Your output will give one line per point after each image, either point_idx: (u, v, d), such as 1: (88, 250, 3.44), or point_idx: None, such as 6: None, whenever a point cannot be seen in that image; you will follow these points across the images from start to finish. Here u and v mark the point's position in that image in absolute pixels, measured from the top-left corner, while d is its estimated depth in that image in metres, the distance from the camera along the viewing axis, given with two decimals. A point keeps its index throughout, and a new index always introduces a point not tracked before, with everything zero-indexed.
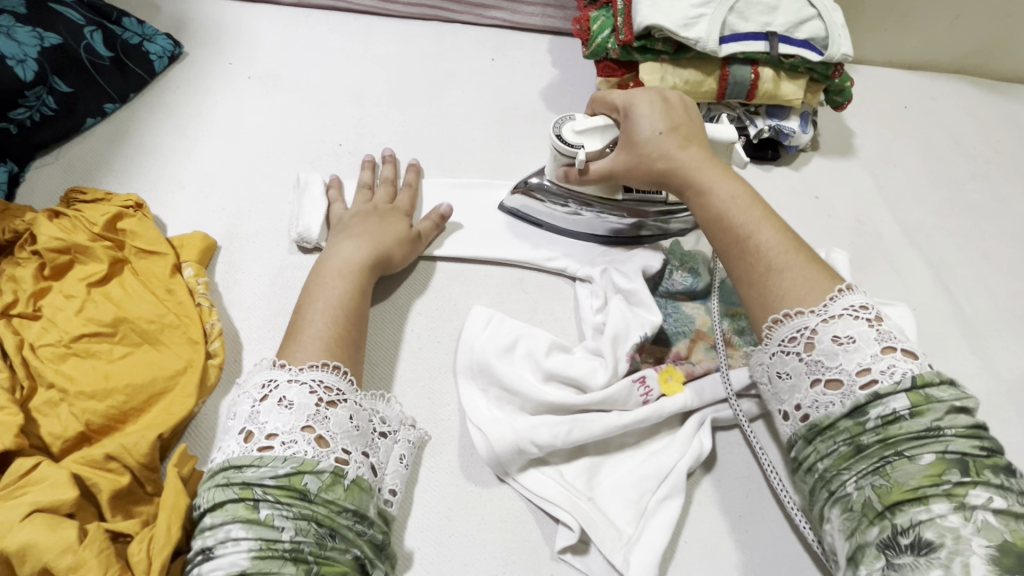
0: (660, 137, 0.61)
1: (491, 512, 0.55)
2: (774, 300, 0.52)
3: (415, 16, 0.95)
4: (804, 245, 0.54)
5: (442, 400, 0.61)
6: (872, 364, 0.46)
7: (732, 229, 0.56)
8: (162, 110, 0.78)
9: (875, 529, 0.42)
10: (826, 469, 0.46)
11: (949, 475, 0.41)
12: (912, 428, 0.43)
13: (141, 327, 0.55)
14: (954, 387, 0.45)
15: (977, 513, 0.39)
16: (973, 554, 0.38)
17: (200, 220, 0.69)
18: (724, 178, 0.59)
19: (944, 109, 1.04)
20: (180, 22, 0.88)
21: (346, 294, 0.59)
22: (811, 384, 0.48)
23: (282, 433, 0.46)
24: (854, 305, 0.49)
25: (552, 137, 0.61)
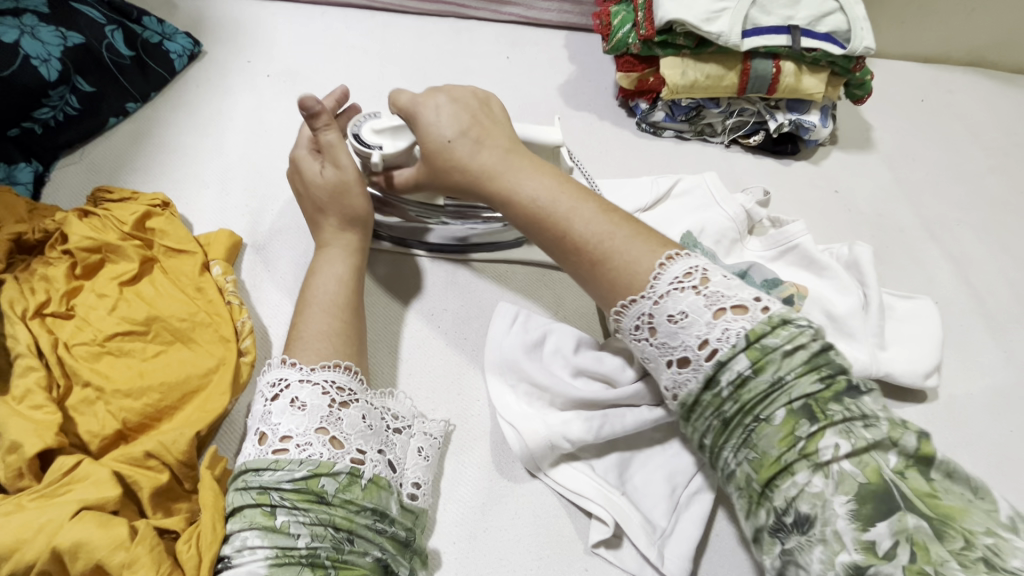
0: (450, 146, 0.56)
1: (524, 506, 0.55)
2: (609, 291, 0.51)
3: (431, 13, 0.95)
4: (623, 215, 0.53)
5: (471, 396, 0.62)
6: (708, 335, 0.44)
7: (555, 227, 0.53)
8: (183, 108, 0.78)
9: (764, 511, 0.42)
10: (711, 445, 0.46)
11: (800, 430, 0.41)
12: (759, 388, 0.42)
13: (174, 325, 0.55)
14: (790, 326, 0.44)
15: (833, 467, 0.39)
16: (838, 518, 0.38)
17: (225, 218, 0.70)
18: (531, 173, 0.55)
19: (961, 102, 1.03)
20: (198, 21, 0.88)
21: (332, 289, 0.58)
22: (667, 365, 0.47)
23: (296, 435, 0.46)
24: (677, 277, 0.47)
25: (393, 134, 0.60)
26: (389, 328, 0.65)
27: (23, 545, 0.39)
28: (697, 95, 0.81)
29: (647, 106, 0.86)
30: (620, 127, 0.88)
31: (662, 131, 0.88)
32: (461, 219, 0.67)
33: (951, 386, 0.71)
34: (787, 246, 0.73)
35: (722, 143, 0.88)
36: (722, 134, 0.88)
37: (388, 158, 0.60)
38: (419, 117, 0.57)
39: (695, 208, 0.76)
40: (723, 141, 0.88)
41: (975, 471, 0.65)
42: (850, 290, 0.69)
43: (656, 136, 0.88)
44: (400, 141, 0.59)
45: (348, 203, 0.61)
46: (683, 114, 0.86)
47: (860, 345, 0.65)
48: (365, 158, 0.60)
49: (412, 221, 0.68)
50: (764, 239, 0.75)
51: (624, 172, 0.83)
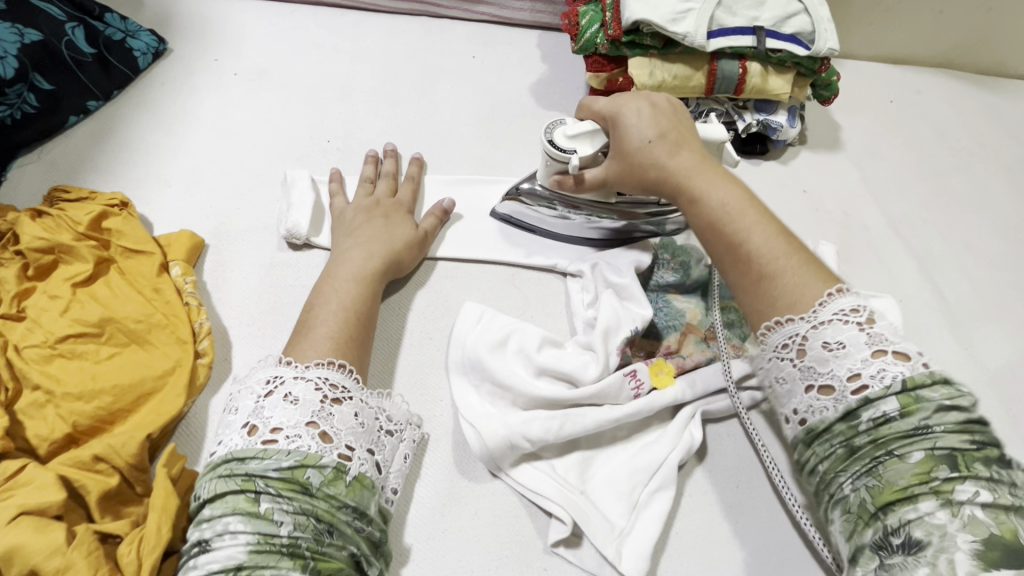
0: (648, 146, 0.59)
1: (485, 506, 0.55)
2: (765, 307, 0.50)
3: (402, 12, 0.95)
4: (799, 242, 0.53)
5: (434, 396, 0.62)
6: (862, 369, 0.44)
7: (730, 234, 0.53)
8: (147, 107, 0.77)
9: (869, 530, 0.40)
10: (824, 471, 0.44)
11: (938, 472, 0.39)
12: (903, 428, 0.41)
13: (129, 327, 0.55)
14: (950, 384, 0.42)
15: (964, 508, 0.38)
16: (959, 550, 0.37)
17: (187, 218, 0.69)
18: (719, 181, 0.56)
19: (929, 103, 1.05)
20: (163, 18, 0.87)
21: (353, 295, 0.59)
22: (806, 389, 0.46)
23: (287, 427, 0.46)
24: (845, 310, 0.46)
25: (590, 138, 0.63)
26: None
27: None
28: (665, 96, 0.81)
29: None
30: None
31: None
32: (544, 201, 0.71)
33: None
34: None
35: None
36: None
37: (583, 161, 0.63)
38: (619, 118, 0.61)
39: None
40: None
41: None
42: None
43: None
44: (597, 143, 0.63)
45: (408, 255, 0.66)
46: None
47: None
48: (563, 163, 0.63)
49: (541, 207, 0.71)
50: None
51: None
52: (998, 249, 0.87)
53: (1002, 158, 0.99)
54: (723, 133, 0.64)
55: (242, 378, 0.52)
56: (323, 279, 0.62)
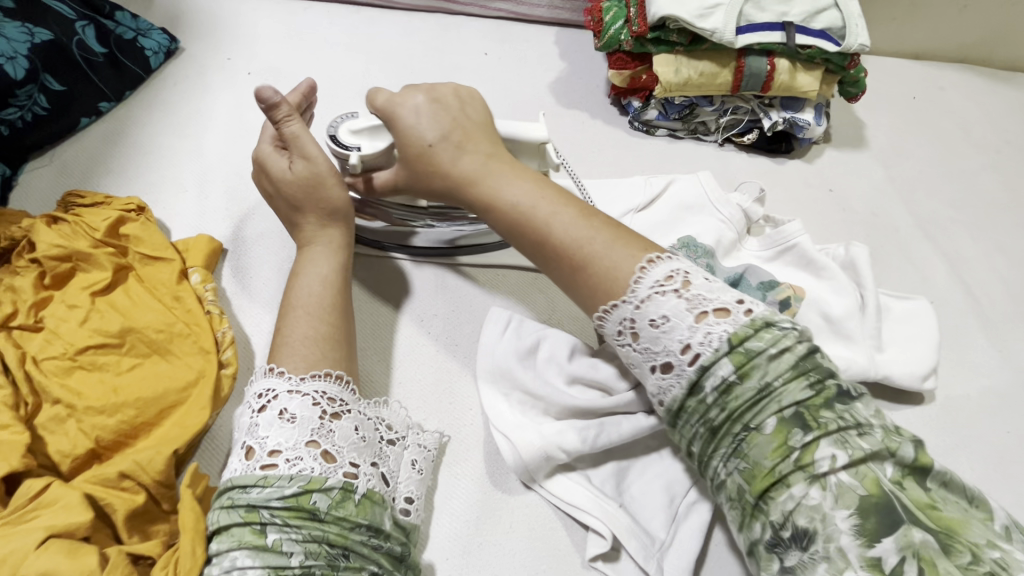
0: (431, 149, 0.55)
1: (518, 520, 0.54)
2: (593, 297, 0.49)
3: (418, 8, 0.93)
4: (605, 221, 0.51)
5: (463, 405, 0.60)
6: (691, 339, 0.43)
7: (534, 231, 0.51)
8: (160, 108, 0.75)
9: (757, 525, 0.41)
10: (699, 454, 0.45)
11: (794, 440, 0.40)
12: (746, 394, 0.41)
13: (150, 337, 0.53)
14: (772, 329, 0.43)
15: (829, 478, 0.38)
16: (841, 534, 0.37)
17: (204, 223, 0.67)
18: (511, 178, 0.54)
19: (952, 99, 1.03)
20: (175, 16, 0.85)
21: (317, 291, 0.55)
22: (651, 371, 0.46)
23: (286, 449, 0.44)
24: (659, 280, 0.46)
25: (372, 135, 0.59)
26: (377, 335, 0.63)
27: None
28: (690, 94, 0.80)
29: (639, 104, 0.85)
30: (612, 126, 0.86)
31: (654, 130, 0.86)
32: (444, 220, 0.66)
33: (947, 387, 0.70)
34: (784, 246, 0.72)
35: (716, 142, 0.87)
36: (716, 133, 0.86)
37: (367, 159, 0.59)
38: (397, 118, 0.56)
39: (690, 209, 0.75)
40: (717, 140, 0.86)
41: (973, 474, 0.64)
42: (845, 289, 0.68)
43: (649, 135, 0.86)
44: (378, 141, 0.59)
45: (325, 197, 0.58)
46: (676, 113, 0.84)
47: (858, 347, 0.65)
48: (345, 160, 0.60)
49: (398, 224, 0.67)
50: (761, 239, 0.74)
51: (616, 172, 0.82)
52: None
53: None
54: (542, 133, 0.60)
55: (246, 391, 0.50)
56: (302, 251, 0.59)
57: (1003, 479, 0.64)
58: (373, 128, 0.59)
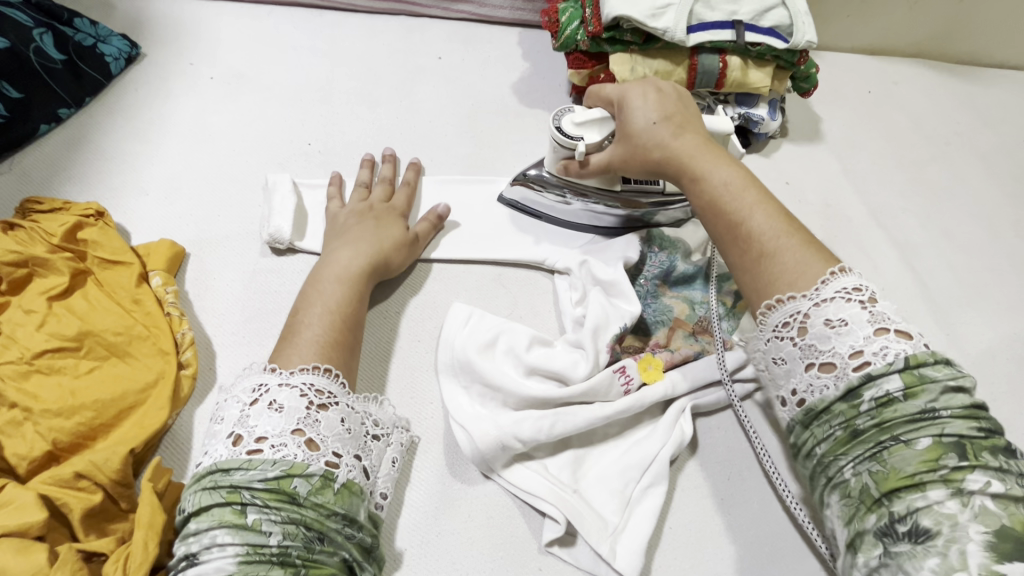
0: (653, 127, 0.59)
1: (477, 509, 0.55)
2: (765, 286, 0.49)
3: (381, 11, 0.94)
4: (802, 227, 0.52)
5: (425, 399, 0.61)
6: (864, 346, 0.43)
7: (729, 213, 0.53)
8: (121, 114, 0.76)
9: (873, 516, 0.40)
10: (824, 454, 0.44)
11: (946, 460, 0.38)
12: (907, 411, 0.41)
13: (108, 340, 0.54)
14: (953, 367, 0.42)
15: (975, 498, 0.37)
16: (970, 541, 0.36)
17: (166, 227, 0.67)
18: (718, 162, 0.57)
19: (906, 93, 1.07)
20: (136, 22, 0.85)
21: (332, 295, 0.59)
22: (806, 368, 0.46)
23: (272, 436, 0.45)
24: (847, 288, 0.46)
25: (596, 125, 0.63)
26: None
27: None
28: None
29: None
30: None
31: None
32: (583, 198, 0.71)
33: None
34: None
35: None
36: None
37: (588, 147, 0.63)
38: (626, 103, 0.62)
39: None
40: None
41: None
42: None
43: None
44: (605, 131, 0.63)
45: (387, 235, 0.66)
46: None
47: None
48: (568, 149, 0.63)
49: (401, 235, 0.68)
50: None
51: None
52: (976, 237, 0.89)
53: (978, 147, 1.01)
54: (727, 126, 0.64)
55: (229, 385, 0.51)
56: (314, 279, 0.61)
57: None
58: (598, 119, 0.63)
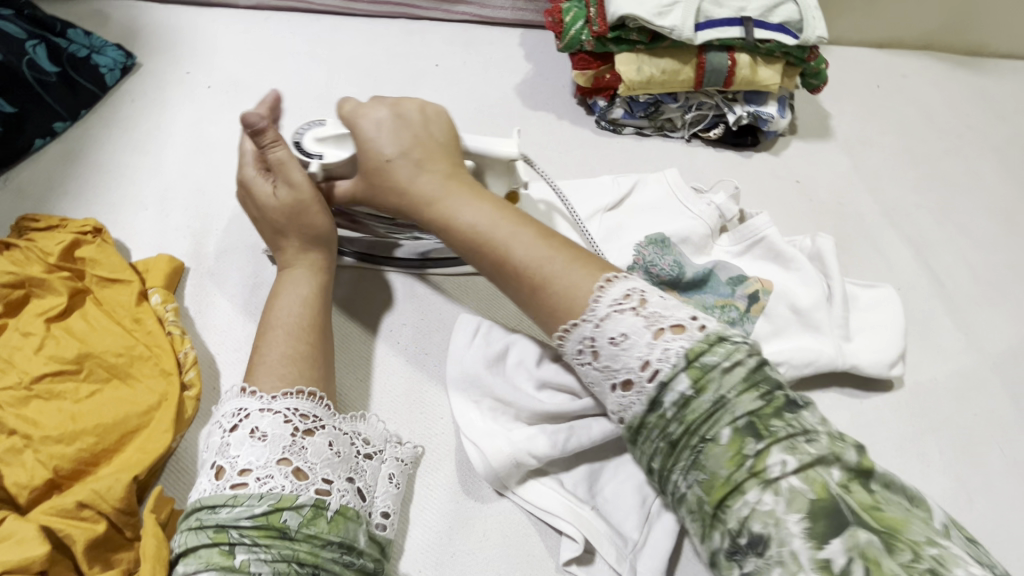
0: (392, 164, 0.54)
1: (492, 528, 0.54)
2: (551, 318, 0.48)
3: (380, 14, 0.92)
4: (563, 241, 0.51)
5: (435, 414, 0.60)
6: (650, 356, 0.42)
7: (491, 252, 0.51)
8: (118, 126, 0.74)
9: (717, 534, 0.38)
10: (659, 469, 0.42)
11: (748, 448, 0.37)
12: (703, 407, 0.39)
13: (109, 361, 0.52)
14: (725, 341, 0.41)
15: (783, 483, 0.36)
16: (794, 537, 0.34)
17: (166, 242, 0.66)
18: (470, 199, 0.53)
19: (915, 86, 1.05)
20: (131, 31, 0.83)
21: (297, 311, 0.55)
22: (611, 389, 0.44)
23: (257, 467, 0.43)
24: (618, 298, 0.44)
25: (336, 143, 0.58)
26: (347, 347, 0.63)
27: None
28: (654, 91, 0.80)
29: (605, 103, 0.85)
30: (579, 126, 0.87)
31: (622, 129, 0.87)
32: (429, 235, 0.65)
33: (915, 373, 0.71)
34: (753, 240, 0.72)
35: (683, 138, 0.87)
36: (682, 130, 0.87)
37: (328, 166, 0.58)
38: (358, 131, 0.55)
39: (659, 208, 0.76)
40: (684, 135, 0.87)
41: (942, 458, 0.65)
42: (812, 280, 0.69)
43: (616, 134, 0.87)
44: (344, 150, 0.58)
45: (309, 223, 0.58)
46: (642, 111, 0.85)
47: (826, 338, 0.65)
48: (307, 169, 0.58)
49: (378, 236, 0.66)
50: (730, 235, 0.74)
51: (585, 172, 0.82)
52: (991, 233, 0.87)
53: (990, 140, 0.99)
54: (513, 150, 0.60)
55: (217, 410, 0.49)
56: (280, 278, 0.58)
57: (971, 461, 0.65)
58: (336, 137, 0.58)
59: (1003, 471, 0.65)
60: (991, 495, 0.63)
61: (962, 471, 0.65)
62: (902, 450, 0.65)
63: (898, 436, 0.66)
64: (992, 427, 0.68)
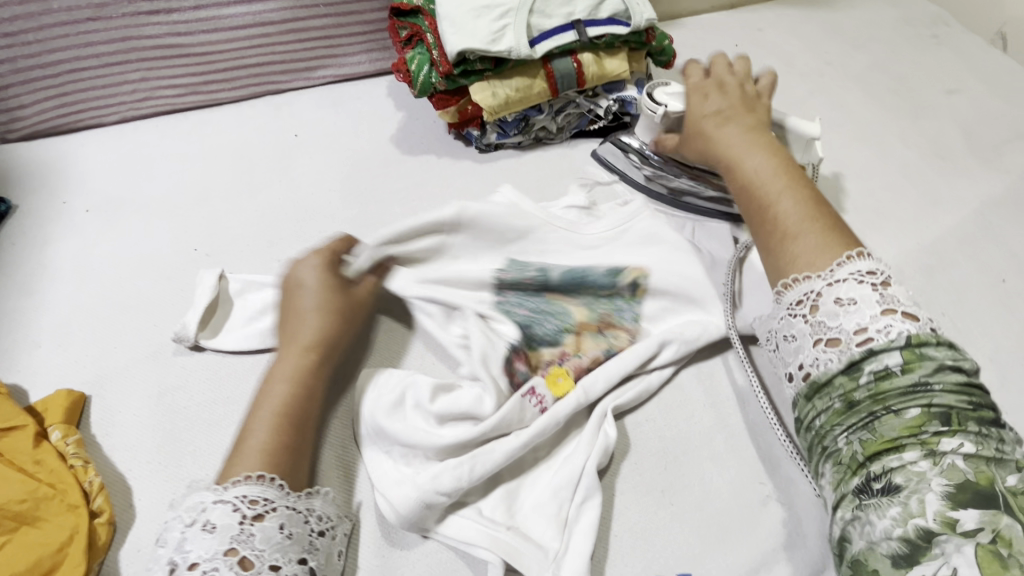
0: (711, 117, 0.70)
1: (422, 571, 0.55)
2: (789, 264, 0.55)
3: (245, 97, 0.95)
4: (842, 232, 0.55)
5: (351, 475, 0.60)
6: (868, 323, 0.48)
7: (760, 199, 0.60)
8: (2, 272, 0.75)
9: (856, 477, 0.45)
10: (823, 423, 0.48)
11: (929, 426, 0.43)
12: (903, 383, 0.45)
13: (14, 510, 0.53)
14: (953, 349, 0.47)
15: (946, 458, 0.42)
16: (930, 492, 0.41)
17: (63, 375, 0.66)
18: (763, 156, 0.64)
19: (772, 37, 1.09)
20: (2, 175, 0.85)
21: (270, 411, 0.56)
22: (814, 343, 0.50)
23: (204, 561, 0.45)
24: (861, 271, 0.51)
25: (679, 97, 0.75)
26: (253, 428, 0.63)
27: None
28: (516, 109, 0.83)
29: (478, 131, 0.88)
30: (458, 157, 0.89)
31: (501, 148, 0.90)
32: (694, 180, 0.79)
33: None
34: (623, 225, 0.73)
35: (562, 142, 0.91)
36: (559, 135, 0.90)
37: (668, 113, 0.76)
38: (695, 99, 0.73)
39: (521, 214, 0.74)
40: (562, 140, 0.91)
41: None
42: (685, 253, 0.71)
43: (499, 153, 0.90)
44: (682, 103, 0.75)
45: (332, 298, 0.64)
46: (514, 128, 0.87)
47: (713, 306, 0.68)
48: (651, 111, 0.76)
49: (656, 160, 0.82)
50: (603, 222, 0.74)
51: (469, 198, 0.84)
52: (866, 159, 0.91)
53: (850, 71, 1.04)
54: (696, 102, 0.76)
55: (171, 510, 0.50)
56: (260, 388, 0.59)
57: None
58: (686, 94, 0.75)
59: None
60: None
61: None
62: None
63: None
64: None
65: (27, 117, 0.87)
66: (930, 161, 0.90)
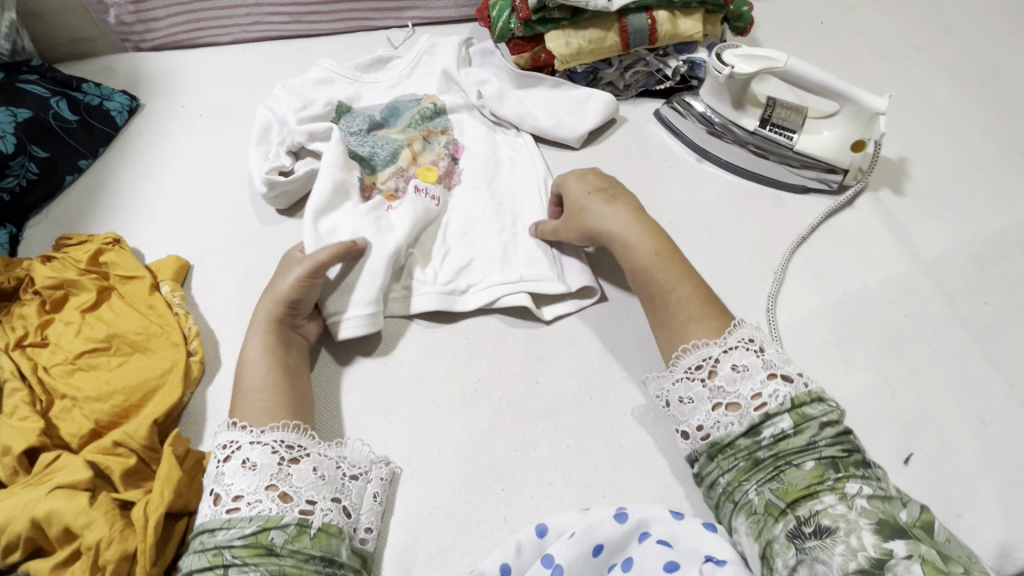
0: (587, 198, 0.72)
1: (446, 448, 0.64)
2: (680, 338, 0.62)
3: (341, 30, 1.04)
4: (710, 296, 0.64)
5: (395, 363, 0.69)
6: (762, 389, 0.55)
7: (655, 289, 0.65)
8: (130, 157, 0.89)
9: (781, 523, 0.50)
10: (730, 481, 0.55)
11: (828, 475, 0.51)
12: (796, 443, 0.53)
13: (131, 339, 0.65)
14: (823, 402, 0.55)
15: (855, 499, 0.49)
16: (863, 529, 0.47)
17: (172, 246, 0.79)
18: (644, 238, 0.68)
19: (861, 17, 1.07)
20: (134, 78, 0.98)
21: (262, 370, 0.62)
22: (713, 407, 0.56)
23: (247, 493, 0.53)
24: (745, 338, 0.59)
25: (749, 61, 0.77)
26: None
27: (14, 518, 0.52)
28: (587, 60, 0.87)
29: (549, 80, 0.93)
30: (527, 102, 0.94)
31: None
32: (797, 168, 0.82)
33: (845, 284, 0.75)
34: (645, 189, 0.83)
35: (628, 98, 0.94)
36: (626, 90, 0.93)
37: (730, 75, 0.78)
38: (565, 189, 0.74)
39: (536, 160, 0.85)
40: (629, 96, 0.93)
41: (866, 359, 0.69)
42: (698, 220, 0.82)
43: None
44: (748, 68, 0.77)
45: (277, 285, 0.66)
46: (583, 80, 0.92)
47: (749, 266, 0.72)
48: (716, 67, 0.79)
49: (759, 140, 0.83)
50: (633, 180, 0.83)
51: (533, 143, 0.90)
52: (937, 147, 0.89)
53: (940, 58, 1.00)
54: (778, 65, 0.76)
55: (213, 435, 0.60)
56: (241, 359, 0.64)
57: (897, 357, 0.69)
58: (756, 59, 0.76)
59: (929, 362, 0.68)
60: (913, 387, 0.66)
61: (887, 368, 0.68)
62: (827, 353, 0.69)
63: (824, 341, 0.70)
64: (922, 327, 0.71)
65: (159, 29, 0.99)
66: (1006, 156, 0.88)
